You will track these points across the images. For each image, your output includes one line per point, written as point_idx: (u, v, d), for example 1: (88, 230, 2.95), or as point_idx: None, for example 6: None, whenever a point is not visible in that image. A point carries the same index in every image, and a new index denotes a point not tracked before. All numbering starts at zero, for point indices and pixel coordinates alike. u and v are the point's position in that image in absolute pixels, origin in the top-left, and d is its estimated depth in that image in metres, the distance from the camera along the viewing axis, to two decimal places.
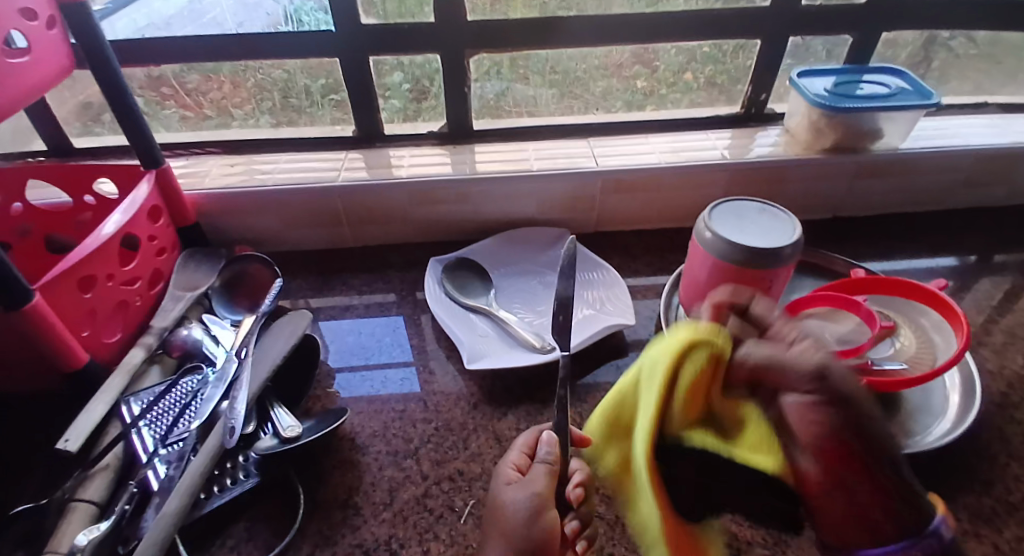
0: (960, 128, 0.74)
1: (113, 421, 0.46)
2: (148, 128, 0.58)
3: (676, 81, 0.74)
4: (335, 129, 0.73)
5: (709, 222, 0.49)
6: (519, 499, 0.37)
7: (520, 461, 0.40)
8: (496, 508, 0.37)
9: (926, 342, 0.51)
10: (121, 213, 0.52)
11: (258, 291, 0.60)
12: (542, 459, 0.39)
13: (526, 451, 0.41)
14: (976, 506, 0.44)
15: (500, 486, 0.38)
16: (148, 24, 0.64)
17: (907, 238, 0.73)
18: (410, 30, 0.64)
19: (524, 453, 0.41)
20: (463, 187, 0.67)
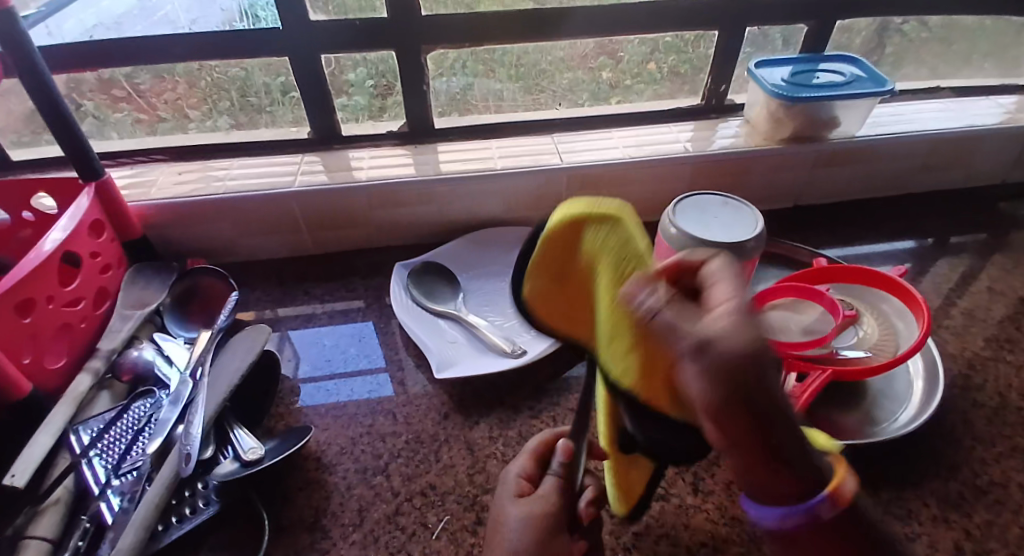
0: (916, 114, 0.75)
1: (61, 453, 0.43)
2: (87, 140, 0.54)
3: (640, 72, 0.74)
4: (293, 131, 0.70)
5: (674, 218, 0.49)
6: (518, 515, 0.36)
7: (529, 472, 0.40)
8: (497, 520, 0.37)
9: (889, 328, 0.52)
10: (60, 229, 0.49)
11: (214, 305, 0.58)
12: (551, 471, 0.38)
13: (535, 460, 0.40)
14: (944, 490, 0.45)
15: (501, 500, 0.38)
16: (97, 25, 0.61)
17: (869, 224, 0.74)
18: (366, 26, 0.62)
19: (533, 461, 0.40)
20: (428, 189, 0.65)
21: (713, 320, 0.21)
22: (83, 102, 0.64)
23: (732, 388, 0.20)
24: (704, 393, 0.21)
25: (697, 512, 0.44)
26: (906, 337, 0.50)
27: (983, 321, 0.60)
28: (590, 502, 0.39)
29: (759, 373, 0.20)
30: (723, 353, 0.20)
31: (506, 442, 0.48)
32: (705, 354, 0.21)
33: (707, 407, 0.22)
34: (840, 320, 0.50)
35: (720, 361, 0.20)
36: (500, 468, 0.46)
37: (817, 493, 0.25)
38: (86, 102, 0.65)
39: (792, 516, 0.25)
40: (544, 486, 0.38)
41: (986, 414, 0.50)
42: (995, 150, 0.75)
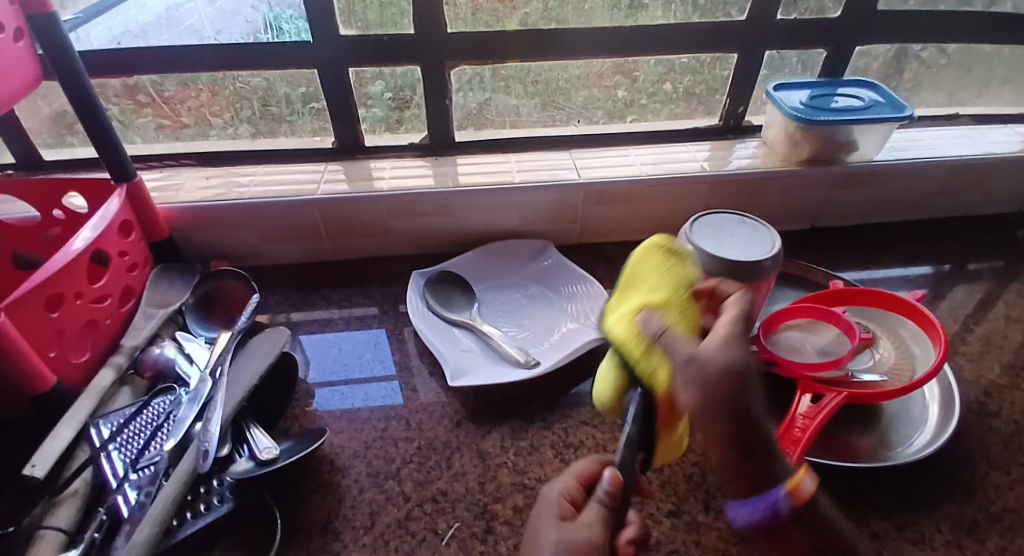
0: (933, 140, 0.76)
1: (82, 445, 0.44)
2: (118, 142, 0.56)
3: (656, 91, 0.74)
4: (315, 140, 0.72)
5: (690, 235, 0.49)
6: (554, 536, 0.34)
7: (574, 492, 0.37)
8: (534, 542, 0.35)
9: (905, 352, 0.52)
10: (90, 228, 0.50)
11: (235, 307, 0.58)
12: (596, 497, 0.36)
13: (581, 482, 0.38)
14: (959, 516, 0.44)
15: (543, 518, 0.36)
16: (125, 32, 0.63)
17: (884, 247, 0.74)
18: (389, 40, 0.63)
19: (580, 485, 0.38)
20: (446, 200, 0.66)
21: (710, 346, 0.35)
22: (110, 106, 0.66)
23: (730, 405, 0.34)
24: (702, 399, 0.34)
25: (708, 530, 0.44)
26: (924, 363, 0.50)
27: (1000, 348, 0.60)
28: (630, 541, 0.36)
29: (740, 388, 0.33)
30: (714, 369, 0.34)
31: (517, 452, 0.48)
32: (694, 366, 0.35)
33: (697, 396, 0.34)
34: (856, 343, 0.50)
35: (705, 376, 0.34)
36: (511, 478, 0.46)
37: (778, 490, 0.34)
38: (113, 107, 0.67)
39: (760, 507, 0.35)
40: (588, 512, 0.35)
41: (1002, 440, 0.50)
42: (1013, 177, 0.75)
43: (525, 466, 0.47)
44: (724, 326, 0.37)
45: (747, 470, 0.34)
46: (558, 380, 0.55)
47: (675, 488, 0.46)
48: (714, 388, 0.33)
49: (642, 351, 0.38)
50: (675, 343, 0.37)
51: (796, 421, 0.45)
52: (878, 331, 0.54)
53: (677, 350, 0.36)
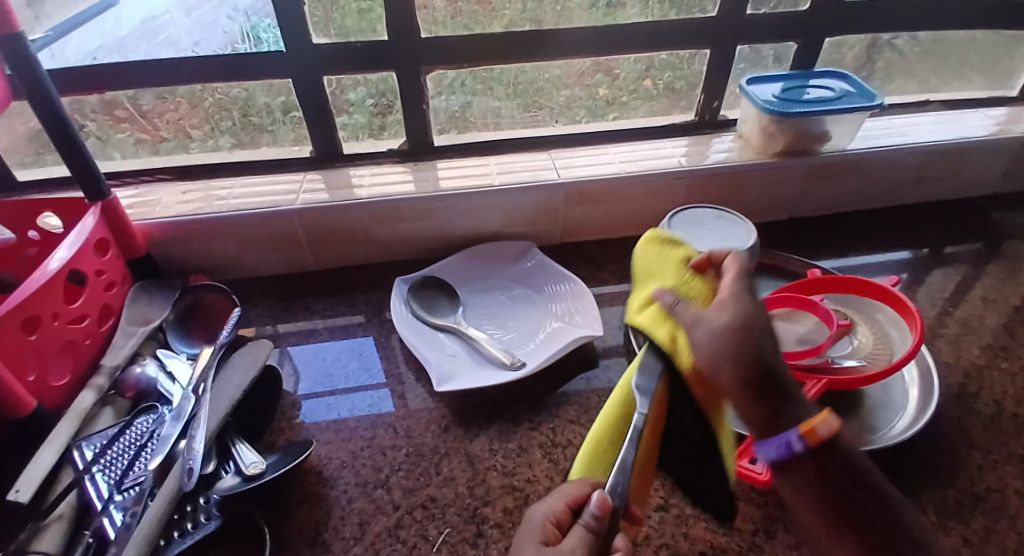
0: (907, 127, 0.77)
1: (64, 468, 0.43)
2: (92, 160, 0.55)
3: (636, 88, 0.75)
4: (295, 149, 0.71)
5: (668, 231, 0.49)
6: None
7: (560, 515, 0.32)
8: None
9: (883, 336, 0.53)
10: (65, 248, 0.50)
11: (216, 321, 0.58)
12: (582, 521, 0.31)
13: (570, 503, 0.33)
14: (941, 498, 0.45)
15: (521, 539, 0.32)
16: (100, 47, 0.62)
17: (863, 235, 0.75)
18: (366, 47, 0.63)
19: (568, 506, 0.33)
20: (427, 205, 0.66)
21: (720, 308, 0.36)
22: (86, 122, 0.66)
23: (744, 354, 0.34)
24: (713, 350, 0.35)
25: (697, 523, 0.44)
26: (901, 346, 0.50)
27: (978, 330, 0.61)
28: None
29: (754, 335, 0.34)
30: (720, 327, 0.35)
31: (505, 454, 0.49)
32: (712, 325, 0.36)
33: (717, 344, 0.35)
34: (835, 330, 0.50)
35: (716, 330, 0.35)
36: (500, 480, 0.47)
37: (795, 430, 0.32)
38: (90, 123, 0.66)
39: (773, 447, 0.33)
40: (570, 539, 0.30)
41: (981, 421, 0.51)
42: (986, 161, 0.77)
43: (514, 467, 0.48)
44: (730, 283, 0.38)
45: (769, 412, 0.33)
46: (545, 380, 0.55)
47: (662, 483, 0.47)
48: (727, 340, 0.34)
49: (660, 325, 0.39)
50: (685, 312, 0.38)
51: None
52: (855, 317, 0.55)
53: (688, 317, 0.38)
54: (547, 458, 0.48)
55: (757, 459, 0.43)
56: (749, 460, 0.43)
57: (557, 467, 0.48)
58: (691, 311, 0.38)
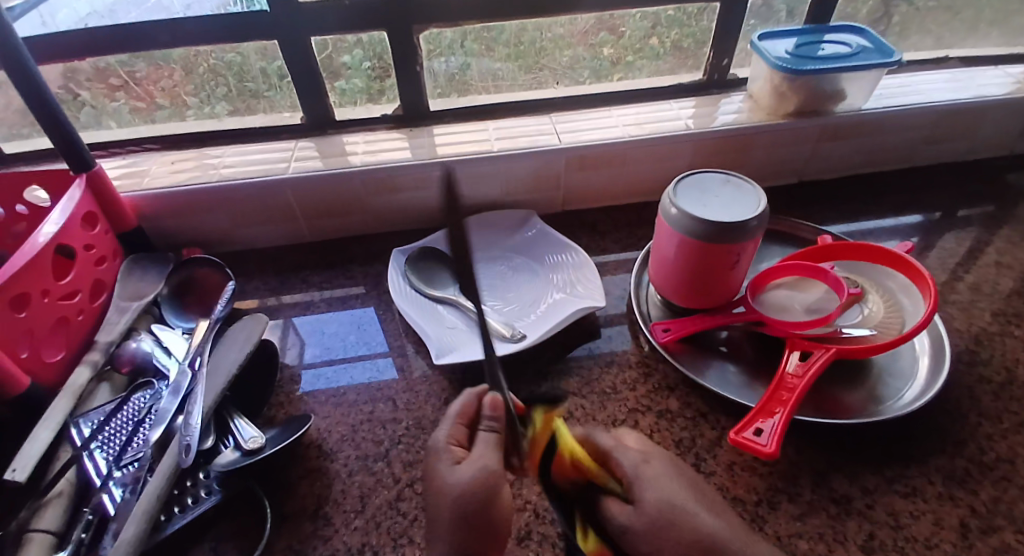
0: (922, 84, 0.73)
1: (63, 445, 0.43)
2: (74, 131, 0.53)
3: (642, 47, 0.72)
4: (286, 116, 0.69)
5: (674, 198, 0.47)
6: (461, 476, 0.36)
7: (458, 434, 0.39)
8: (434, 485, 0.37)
9: (895, 305, 0.51)
10: (52, 223, 0.48)
11: (211, 295, 0.57)
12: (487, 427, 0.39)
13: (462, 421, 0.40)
14: (948, 467, 0.44)
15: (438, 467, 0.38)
16: (91, 13, 0.60)
17: (873, 199, 0.72)
18: (357, 8, 0.60)
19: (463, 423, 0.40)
20: (423, 173, 0.64)
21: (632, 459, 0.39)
22: (81, 91, 0.63)
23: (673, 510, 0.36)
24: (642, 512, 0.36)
25: None
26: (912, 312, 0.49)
27: (990, 295, 0.59)
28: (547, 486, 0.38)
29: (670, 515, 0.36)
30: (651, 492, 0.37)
31: None
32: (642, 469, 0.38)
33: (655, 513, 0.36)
34: (845, 299, 0.49)
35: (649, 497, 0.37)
36: None
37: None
38: (84, 92, 0.64)
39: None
40: (478, 448, 0.38)
41: (992, 390, 0.50)
42: (1005, 120, 0.73)
43: None
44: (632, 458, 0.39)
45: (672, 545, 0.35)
46: (545, 351, 0.54)
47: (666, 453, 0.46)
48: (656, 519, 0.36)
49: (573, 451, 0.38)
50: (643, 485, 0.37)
51: (785, 380, 0.45)
52: (861, 280, 0.54)
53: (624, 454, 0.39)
54: None
55: (761, 430, 0.41)
56: (752, 431, 0.42)
57: None
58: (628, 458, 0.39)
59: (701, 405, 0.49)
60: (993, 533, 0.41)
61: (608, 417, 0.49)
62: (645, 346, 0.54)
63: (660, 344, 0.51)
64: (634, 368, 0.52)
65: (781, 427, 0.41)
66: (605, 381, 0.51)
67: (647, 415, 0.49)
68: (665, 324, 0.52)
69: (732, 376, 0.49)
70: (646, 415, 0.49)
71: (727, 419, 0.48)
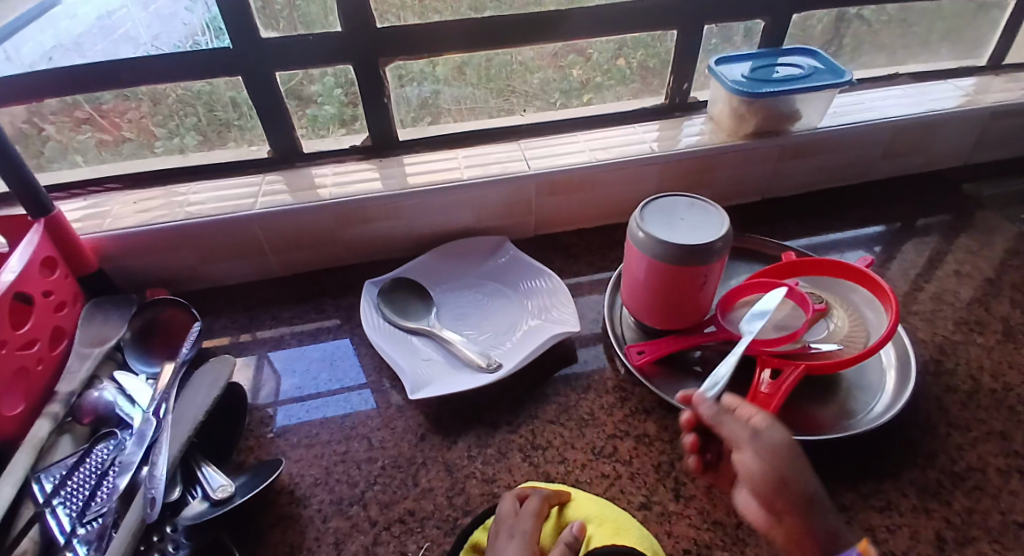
0: (875, 101, 0.76)
1: (24, 503, 0.41)
2: (32, 174, 0.52)
3: (610, 68, 0.73)
4: (252, 150, 0.68)
5: (641, 222, 0.48)
6: None
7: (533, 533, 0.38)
8: None
9: (860, 319, 0.52)
10: (10, 270, 0.47)
11: (176, 337, 0.56)
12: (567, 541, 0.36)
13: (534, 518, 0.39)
14: (921, 479, 0.45)
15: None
16: (56, 45, 0.59)
17: (836, 213, 0.74)
18: (324, 42, 0.61)
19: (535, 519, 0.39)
20: (394, 203, 0.64)
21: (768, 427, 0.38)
22: (45, 125, 0.62)
23: (785, 463, 0.37)
24: (765, 474, 0.36)
25: (679, 520, 0.43)
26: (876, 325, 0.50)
27: (951, 304, 0.61)
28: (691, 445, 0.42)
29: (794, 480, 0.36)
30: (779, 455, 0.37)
31: (484, 460, 0.47)
32: (758, 441, 0.37)
33: (773, 470, 0.36)
34: (811, 315, 0.50)
35: (776, 452, 0.37)
36: (481, 488, 0.45)
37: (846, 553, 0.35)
38: (48, 126, 0.62)
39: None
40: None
41: (959, 399, 0.51)
42: (955, 133, 0.77)
43: (494, 474, 0.46)
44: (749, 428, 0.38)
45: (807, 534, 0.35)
46: (522, 379, 0.54)
47: (644, 480, 0.46)
48: (772, 476, 0.36)
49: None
50: (738, 432, 0.38)
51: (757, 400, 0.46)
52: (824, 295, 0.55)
53: (737, 423, 0.39)
54: (527, 461, 0.47)
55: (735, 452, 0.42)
56: (726, 452, 0.42)
57: (537, 470, 0.46)
58: (738, 423, 0.39)
59: (678, 429, 0.49)
60: (969, 544, 0.41)
61: (587, 444, 0.48)
62: (621, 370, 0.54)
63: (635, 366, 0.51)
64: (610, 393, 0.52)
65: None
66: (582, 408, 0.51)
67: (625, 441, 0.48)
68: (639, 347, 0.52)
69: None
70: (624, 440, 0.48)
71: None
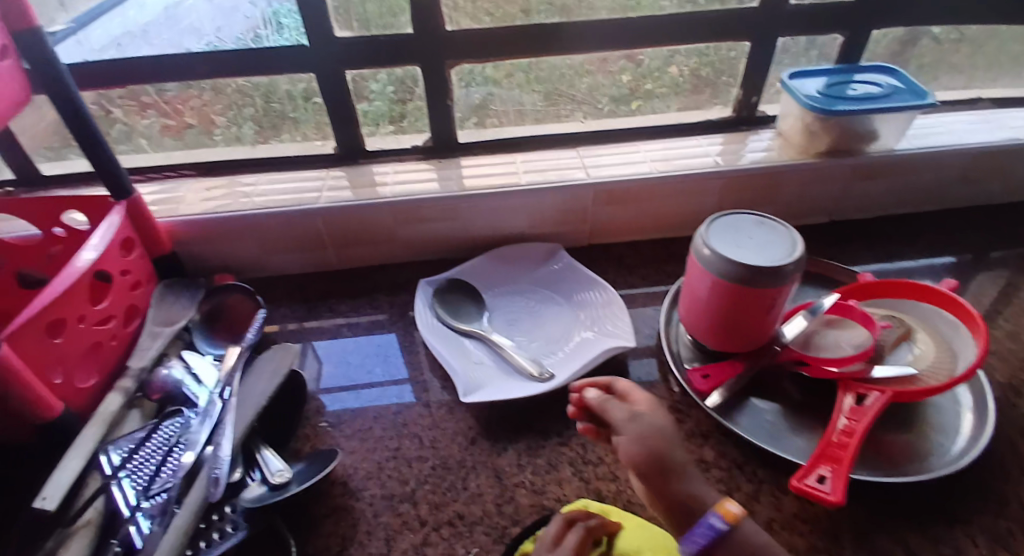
0: (954, 125, 0.73)
1: (92, 473, 0.43)
2: (114, 155, 0.54)
3: (662, 76, 0.71)
4: (317, 146, 0.70)
5: (708, 238, 0.47)
6: None
7: None
8: None
9: (945, 347, 0.49)
10: (92, 249, 0.49)
11: (241, 324, 0.57)
12: None
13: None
14: (993, 527, 0.43)
15: None
16: (123, 33, 0.62)
17: (905, 239, 0.71)
18: (393, 42, 0.61)
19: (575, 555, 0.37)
20: (452, 204, 0.64)
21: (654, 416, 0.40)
22: (111, 109, 0.65)
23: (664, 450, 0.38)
24: (639, 450, 0.38)
25: None
26: (960, 351, 0.48)
27: None
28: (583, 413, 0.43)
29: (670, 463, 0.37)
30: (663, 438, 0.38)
31: (535, 470, 0.47)
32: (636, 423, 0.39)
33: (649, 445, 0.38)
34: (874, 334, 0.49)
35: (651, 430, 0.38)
36: (530, 499, 0.45)
37: (712, 517, 0.35)
38: (114, 110, 0.65)
39: (697, 536, 0.34)
40: None
41: None
42: None
43: (544, 485, 0.46)
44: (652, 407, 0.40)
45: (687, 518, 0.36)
46: None
47: None
48: (650, 452, 0.37)
49: None
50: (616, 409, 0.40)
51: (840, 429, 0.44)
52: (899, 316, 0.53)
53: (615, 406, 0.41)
54: (578, 476, 0.47)
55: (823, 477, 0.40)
56: (814, 478, 0.40)
57: (588, 486, 0.46)
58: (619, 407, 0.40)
59: (736, 456, 0.48)
60: None
61: None
62: (675, 390, 0.53)
63: (697, 391, 0.50)
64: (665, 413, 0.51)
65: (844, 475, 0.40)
66: None
67: None
68: (702, 371, 0.51)
69: (765, 415, 0.49)
70: None
71: (764, 472, 0.47)
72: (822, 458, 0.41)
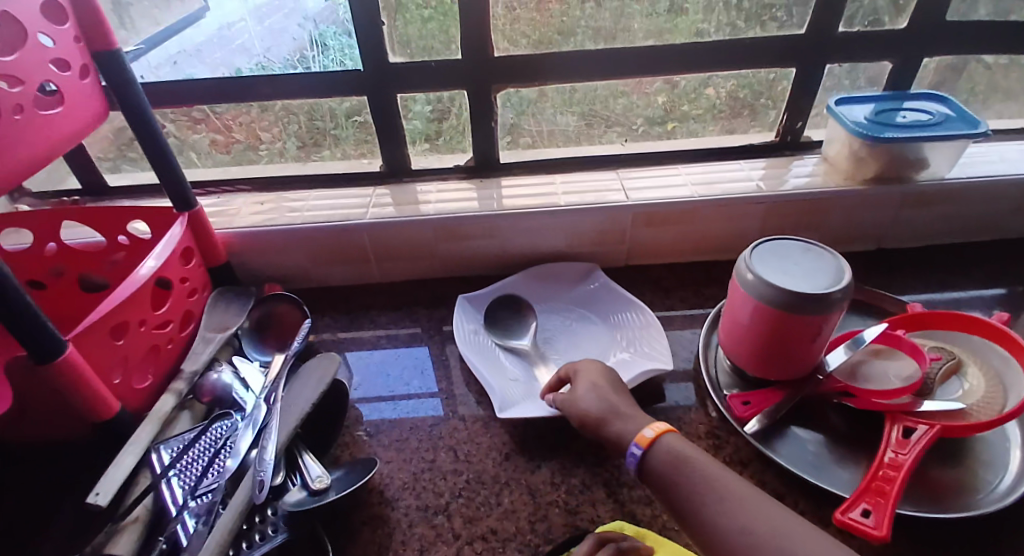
0: (1008, 154, 0.71)
1: (143, 471, 0.45)
2: (180, 169, 0.57)
3: (698, 97, 0.71)
4: (364, 163, 0.72)
5: (750, 262, 0.47)
6: None
7: None
8: None
9: (995, 380, 0.47)
10: (154, 257, 0.52)
11: (288, 331, 0.59)
12: None
13: None
14: None
15: None
16: (179, 51, 0.65)
17: (956, 269, 0.69)
18: (442, 67, 0.64)
19: None
20: (492, 223, 0.66)
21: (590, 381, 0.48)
22: (166, 125, 0.68)
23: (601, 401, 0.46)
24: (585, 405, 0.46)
25: None
26: (1012, 385, 0.46)
27: None
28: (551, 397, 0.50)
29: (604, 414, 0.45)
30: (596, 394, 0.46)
31: (568, 489, 0.47)
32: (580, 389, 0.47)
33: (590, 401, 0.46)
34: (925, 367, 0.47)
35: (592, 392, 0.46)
36: (564, 518, 0.45)
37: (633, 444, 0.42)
38: (169, 125, 0.68)
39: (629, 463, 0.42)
40: None
41: None
42: None
43: (578, 506, 0.46)
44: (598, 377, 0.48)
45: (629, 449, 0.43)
46: None
47: None
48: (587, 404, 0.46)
49: None
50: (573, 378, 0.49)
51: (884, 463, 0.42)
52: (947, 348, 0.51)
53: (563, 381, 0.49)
54: (612, 499, 0.46)
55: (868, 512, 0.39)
56: (858, 511, 0.39)
57: (622, 509, 0.46)
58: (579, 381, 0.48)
59: (775, 485, 0.47)
60: None
61: None
62: (713, 414, 0.53)
63: (736, 416, 0.49)
64: (702, 438, 0.51)
65: (890, 511, 0.39)
66: None
67: None
68: (743, 397, 0.50)
69: (810, 445, 0.48)
70: None
71: (804, 503, 0.45)
72: (867, 492, 0.40)
